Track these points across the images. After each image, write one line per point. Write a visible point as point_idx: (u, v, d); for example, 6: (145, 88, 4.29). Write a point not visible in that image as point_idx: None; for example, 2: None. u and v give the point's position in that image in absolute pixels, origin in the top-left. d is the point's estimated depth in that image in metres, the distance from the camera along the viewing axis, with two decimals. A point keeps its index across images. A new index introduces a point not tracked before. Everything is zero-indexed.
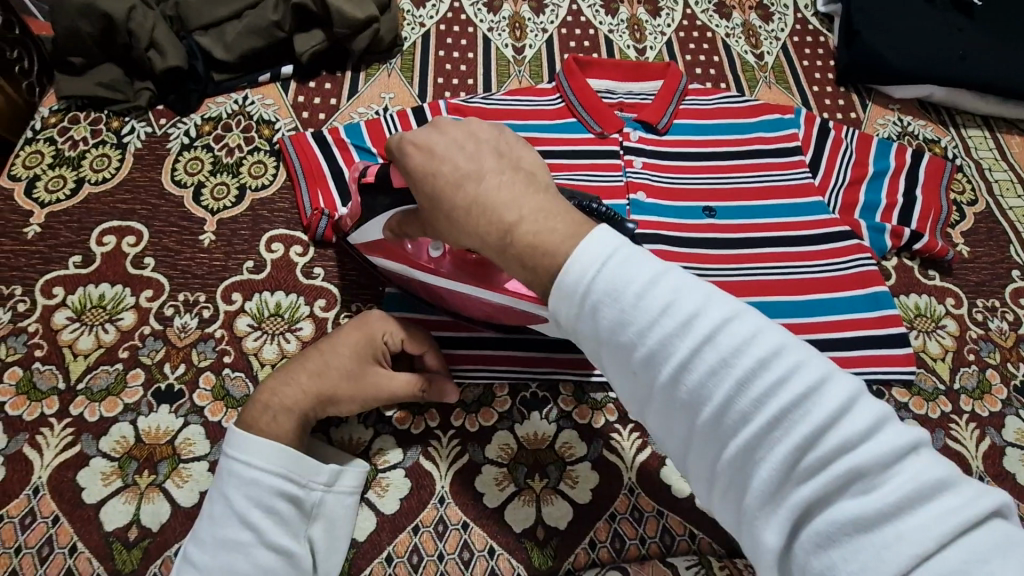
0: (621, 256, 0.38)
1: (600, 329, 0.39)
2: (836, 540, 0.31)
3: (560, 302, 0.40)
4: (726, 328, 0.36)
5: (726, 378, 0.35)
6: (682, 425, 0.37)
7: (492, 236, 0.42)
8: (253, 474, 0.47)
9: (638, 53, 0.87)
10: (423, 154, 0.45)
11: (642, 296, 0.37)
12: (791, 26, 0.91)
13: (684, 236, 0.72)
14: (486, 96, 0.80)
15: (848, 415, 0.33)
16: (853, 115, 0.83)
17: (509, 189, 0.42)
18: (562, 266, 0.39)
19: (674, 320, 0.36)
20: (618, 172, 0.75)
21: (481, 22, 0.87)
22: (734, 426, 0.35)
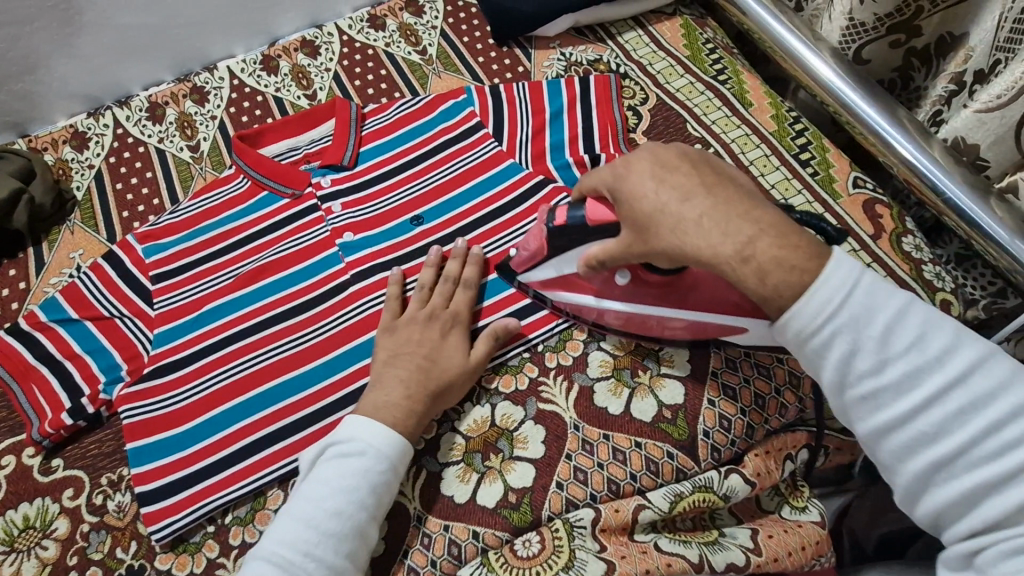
0: (864, 291, 0.44)
1: (829, 357, 0.45)
2: None
3: (792, 327, 0.45)
4: (976, 369, 0.42)
5: (972, 418, 0.41)
6: (898, 450, 0.44)
7: (727, 251, 0.45)
8: (375, 456, 0.55)
9: (310, 100, 0.88)
10: (656, 172, 0.49)
11: (892, 334, 0.43)
12: (443, 9, 0.94)
13: (401, 254, 0.74)
14: (174, 209, 0.78)
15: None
16: (521, 69, 0.87)
17: (734, 207, 0.46)
18: (798, 299, 0.44)
19: (924, 357, 0.43)
20: (322, 224, 0.76)
21: (150, 137, 0.86)
22: (971, 461, 0.41)
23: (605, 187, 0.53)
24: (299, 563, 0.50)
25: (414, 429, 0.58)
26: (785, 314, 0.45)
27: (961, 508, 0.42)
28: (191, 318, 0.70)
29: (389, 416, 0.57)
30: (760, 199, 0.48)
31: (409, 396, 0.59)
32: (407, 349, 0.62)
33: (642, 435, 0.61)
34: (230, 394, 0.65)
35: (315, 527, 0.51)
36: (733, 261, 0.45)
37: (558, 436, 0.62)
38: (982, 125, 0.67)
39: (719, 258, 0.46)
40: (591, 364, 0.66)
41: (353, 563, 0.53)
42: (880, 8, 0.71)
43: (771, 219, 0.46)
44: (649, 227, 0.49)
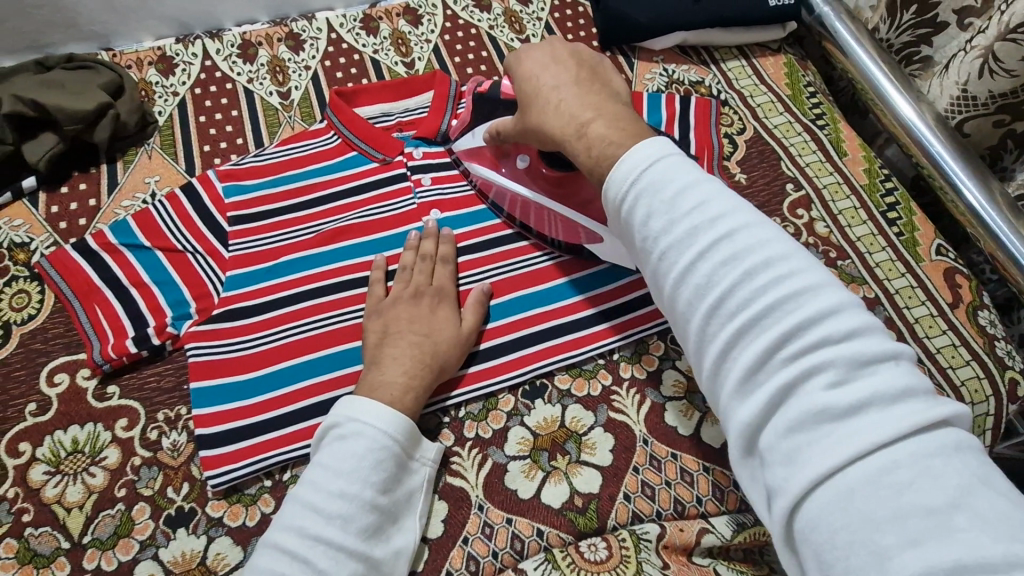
0: (664, 163, 0.46)
1: (637, 218, 0.46)
2: (804, 425, 0.36)
3: (615, 186, 0.47)
4: (744, 232, 0.41)
5: (733, 270, 0.40)
6: (686, 305, 0.43)
7: (569, 130, 0.55)
8: (375, 434, 0.52)
9: (407, 68, 0.87)
10: (537, 67, 0.61)
11: (678, 196, 0.44)
12: (550, 3, 0.93)
13: (488, 239, 0.72)
14: (258, 153, 0.77)
15: (828, 325, 0.37)
16: (622, 77, 0.87)
17: (588, 100, 0.56)
18: (618, 163, 0.48)
19: (703, 219, 0.42)
20: (408, 195, 0.75)
21: (239, 75, 0.84)
22: (731, 306, 0.40)
23: (511, 71, 0.65)
24: (307, 552, 0.47)
25: (411, 407, 0.56)
26: (615, 167, 0.48)
27: (726, 364, 0.40)
28: (266, 267, 0.69)
29: (385, 395, 0.55)
30: (620, 104, 0.56)
31: (406, 373, 0.58)
32: (397, 327, 0.61)
33: (710, 461, 0.62)
34: (300, 349, 0.64)
35: (319, 512, 0.48)
36: (572, 136, 0.55)
37: (627, 447, 0.62)
38: None
39: (565, 135, 0.56)
40: (665, 382, 0.66)
41: (367, 552, 0.49)
42: (996, 85, 0.71)
43: (620, 111, 0.55)
44: (528, 101, 0.60)
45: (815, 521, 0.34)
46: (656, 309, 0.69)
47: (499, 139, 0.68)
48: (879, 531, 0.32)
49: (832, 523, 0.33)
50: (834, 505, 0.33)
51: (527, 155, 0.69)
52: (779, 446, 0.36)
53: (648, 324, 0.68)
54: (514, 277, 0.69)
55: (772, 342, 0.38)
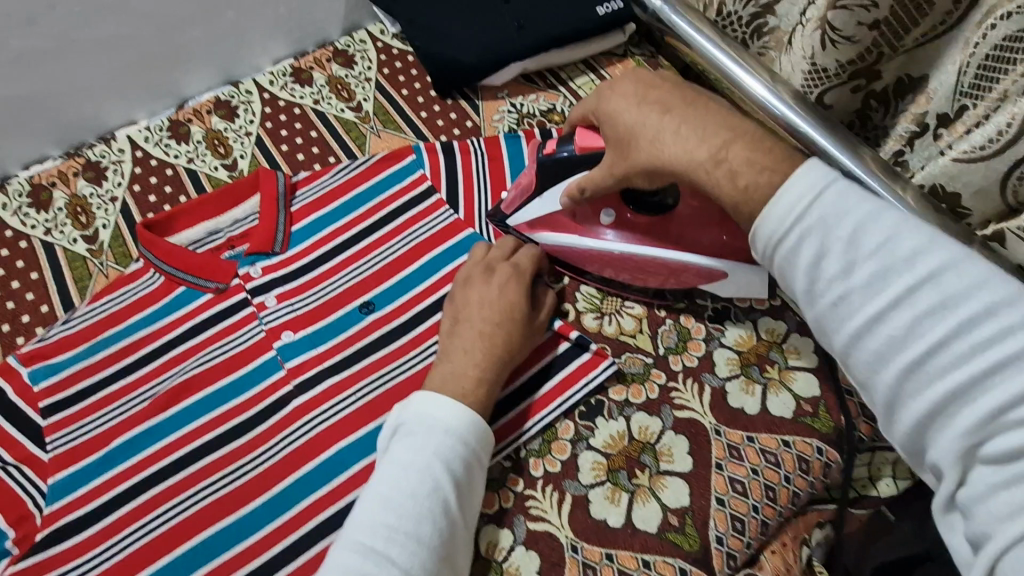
0: (832, 191, 0.44)
1: (801, 277, 0.45)
2: (1011, 467, 0.37)
3: (766, 225, 0.46)
4: (951, 273, 0.40)
5: (938, 322, 0.40)
6: (870, 361, 0.43)
7: (701, 155, 0.51)
8: (445, 431, 0.51)
9: (229, 171, 0.77)
10: (637, 91, 0.56)
11: (853, 240, 0.43)
12: (376, 59, 0.86)
13: (353, 351, 0.64)
14: (67, 319, 0.65)
15: (1015, 363, 0.37)
16: (468, 124, 0.81)
17: (703, 125, 0.52)
18: (766, 207, 0.46)
19: (899, 261, 0.41)
20: (254, 322, 0.65)
21: (34, 227, 0.72)
22: (939, 367, 0.39)
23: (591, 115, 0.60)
24: (383, 549, 0.46)
25: (483, 402, 0.55)
26: (758, 218, 0.47)
27: (933, 423, 0.40)
28: (96, 458, 0.58)
29: (457, 389, 0.54)
30: (742, 116, 0.53)
31: (478, 367, 0.56)
32: (468, 314, 0.60)
33: (649, 551, 0.54)
34: (151, 554, 0.55)
35: (394, 510, 0.47)
36: (708, 163, 0.50)
37: (555, 562, 0.54)
38: (964, 174, 0.62)
39: (694, 161, 0.51)
40: (583, 469, 0.58)
41: (440, 554, 0.47)
42: (842, 54, 0.67)
43: (746, 129, 0.51)
44: (628, 141, 0.55)
45: (1016, 567, 0.35)
46: (546, 394, 0.60)
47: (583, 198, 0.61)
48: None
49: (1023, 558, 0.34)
50: None
51: (611, 208, 0.62)
52: (981, 497, 0.38)
53: (549, 407, 0.60)
54: (364, 406, 0.61)
55: (991, 413, 0.38)
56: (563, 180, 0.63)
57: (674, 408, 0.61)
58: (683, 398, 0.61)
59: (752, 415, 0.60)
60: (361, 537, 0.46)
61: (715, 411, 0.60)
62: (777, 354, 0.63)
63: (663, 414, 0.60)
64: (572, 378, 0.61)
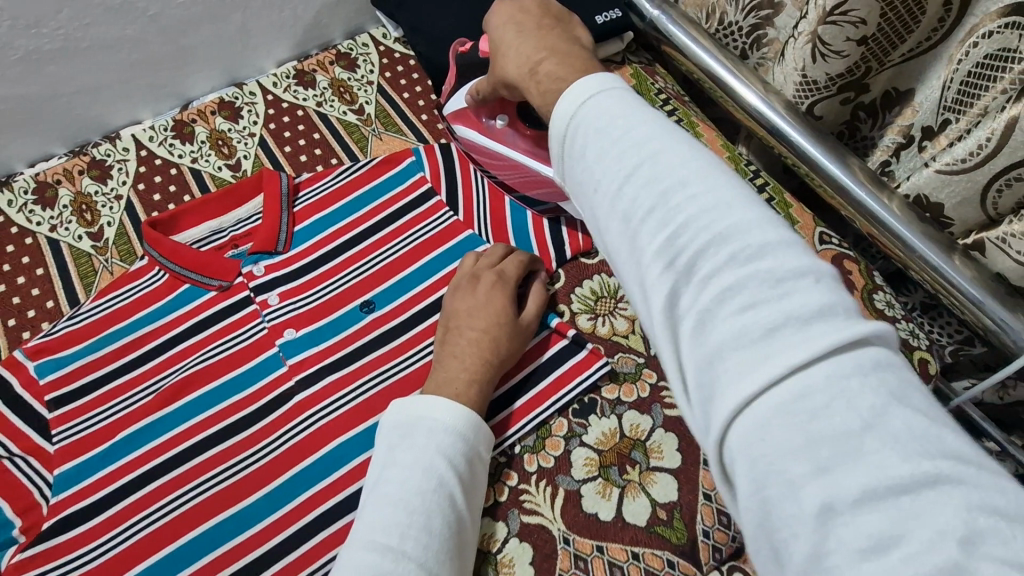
0: (622, 115, 0.38)
1: (575, 149, 0.39)
2: (740, 318, 0.29)
3: (566, 103, 0.40)
4: (692, 179, 0.34)
5: (654, 192, 0.34)
6: (630, 258, 0.35)
7: (520, 71, 0.49)
8: (444, 429, 0.53)
9: (233, 170, 0.79)
10: (503, 8, 0.53)
11: (625, 135, 0.37)
12: (378, 63, 0.88)
13: (354, 349, 0.66)
14: (73, 314, 0.66)
15: (746, 239, 0.31)
16: None
17: (542, 43, 0.49)
18: (563, 96, 0.41)
19: (634, 144, 0.36)
20: (257, 320, 0.67)
21: (39, 224, 0.73)
22: (661, 219, 0.33)
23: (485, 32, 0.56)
24: (398, 545, 0.46)
25: (474, 400, 0.57)
26: (556, 104, 0.41)
27: (658, 280, 0.32)
28: (101, 451, 0.60)
29: (448, 390, 0.56)
30: (580, 45, 0.49)
31: (467, 369, 0.58)
32: (458, 322, 0.62)
33: (638, 544, 0.56)
34: (154, 545, 0.57)
35: (404, 507, 0.48)
36: (524, 75, 0.48)
37: (548, 554, 0.56)
38: (946, 185, 0.65)
39: (520, 74, 0.49)
40: (576, 464, 0.60)
41: (450, 548, 0.48)
42: (832, 67, 0.70)
43: (579, 52, 0.47)
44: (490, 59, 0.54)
45: (748, 438, 0.27)
46: (522, 406, 0.62)
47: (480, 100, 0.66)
48: (790, 459, 0.26)
49: (758, 456, 0.26)
50: (760, 427, 0.27)
51: (505, 113, 0.69)
52: (701, 369, 0.30)
53: (543, 405, 0.62)
54: (364, 402, 0.63)
55: (696, 256, 0.31)
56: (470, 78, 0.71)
57: (664, 406, 0.63)
58: (673, 396, 0.63)
59: None
60: (371, 536, 0.47)
61: None
62: None
63: (654, 412, 0.63)
64: (565, 376, 0.64)
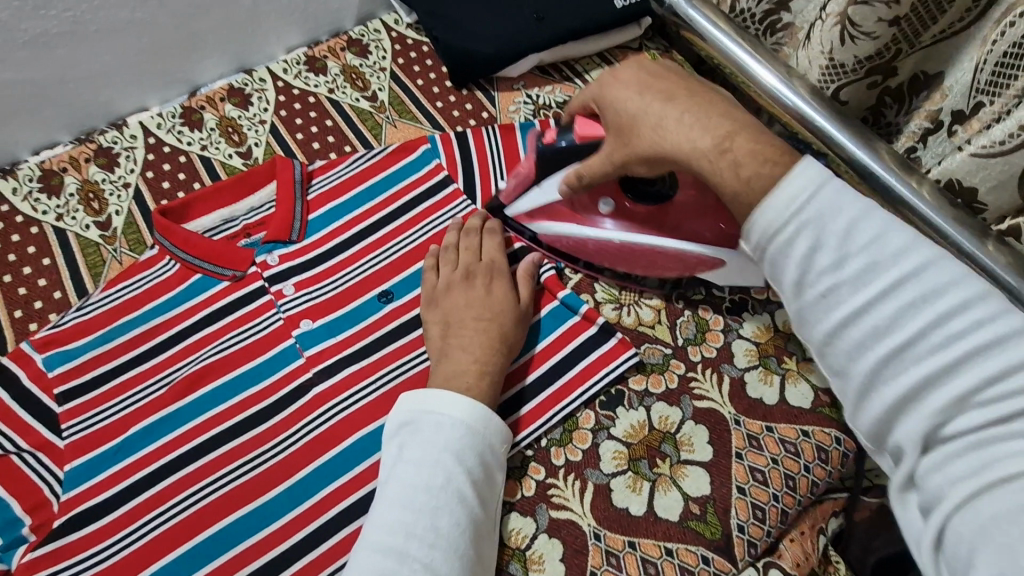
0: (828, 184, 0.40)
1: (790, 258, 0.41)
2: (979, 446, 0.36)
3: (768, 213, 0.41)
4: (927, 270, 0.38)
5: (892, 301, 0.38)
6: (852, 348, 0.40)
7: (703, 144, 0.47)
8: (454, 424, 0.51)
9: (244, 158, 0.76)
10: (635, 83, 0.53)
11: (849, 234, 0.39)
12: (390, 49, 0.86)
13: (373, 340, 0.64)
14: (82, 305, 0.64)
15: (1006, 350, 0.35)
16: (484, 115, 0.81)
17: (705, 116, 0.48)
18: (760, 202, 0.42)
19: (881, 255, 0.38)
20: (272, 310, 0.65)
21: (45, 213, 0.71)
22: (919, 353, 0.37)
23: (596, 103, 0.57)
24: (404, 545, 0.45)
25: (487, 392, 0.55)
26: (755, 208, 0.42)
27: (886, 363, 0.38)
28: (113, 445, 0.58)
29: (461, 383, 0.54)
30: (740, 107, 0.50)
31: (477, 360, 0.57)
32: (457, 316, 0.61)
33: (671, 539, 0.55)
34: (171, 541, 0.55)
35: (408, 505, 0.47)
36: (710, 153, 0.47)
37: (578, 550, 0.54)
38: (982, 169, 0.63)
39: (697, 150, 0.48)
40: (604, 458, 0.58)
41: (461, 546, 0.47)
42: (860, 50, 0.68)
43: (744, 121, 0.48)
44: (630, 128, 0.52)
45: (963, 534, 0.35)
46: (530, 410, 0.59)
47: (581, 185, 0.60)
48: (1003, 525, 0.33)
49: (977, 531, 0.34)
50: (988, 528, 0.34)
51: (609, 197, 0.62)
52: (945, 468, 0.37)
53: (569, 397, 0.60)
54: (384, 394, 0.61)
55: (938, 352, 0.37)
56: (554, 173, 0.63)
57: (693, 398, 0.61)
58: (703, 388, 0.62)
59: (771, 405, 0.61)
60: (376, 535, 0.46)
61: (734, 401, 0.61)
62: (795, 346, 0.64)
63: (683, 404, 0.61)
64: (592, 368, 0.61)
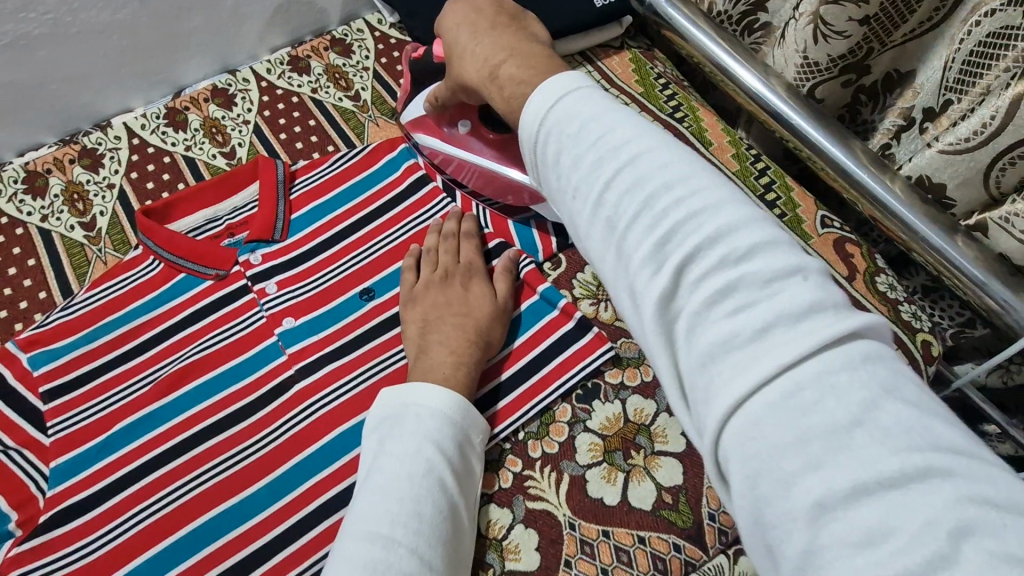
0: (576, 97, 0.39)
1: (547, 157, 0.39)
2: (723, 317, 0.29)
3: (529, 113, 0.40)
4: (660, 164, 0.34)
5: (636, 196, 0.34)
6: (604, 241, 0.35)
7: (481, 76, 0.50)
8: (432, 415, 0.53)
9: (228, 158, 0.77)
10: (454, 19, 0.55)
11: (585, 127, 0.37)
12: (374, 49, 0.87)
13: (354, 336, 0.65)
14: (67, 304, 0.65)
15: (732, 238, 0.31)
16: None
17: (506, 44, 0.50)
18: (527, 104, 0.41)
19: (608, 150, 0.36)
20: (256, 309, 0.66)
21: (30, 214, 0.72)
22: (648, 230, 0.33)
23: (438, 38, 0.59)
24: (389, 532, 0.45)
25: (464, 382, 0.57)
26: (526, 105, 0.41)
27: (636, 282, 0.33)
28: (98, 443, 0.59)
29: (437, 375, 0.56)
30: (540, 45, 0.50)
31: (453, 352, 0.58)
32: (436, 313, 0.62)
33: (644, 528, 0.56)
34: (156, 536, 0.56)
35: (394, 493, 0.47)
36: (488, 83, 0.49)
37: (553, 539, 0.56)
38: (950, 165, 0.65)
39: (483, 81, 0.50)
40: (580, 450, 0.60)
41: (441, 532, 0.48)
42: (834, 48, 0.69)
43: (537, 53, 0.48)
44: (450, 62, 0.56)
45: (736, 443, 0.27)
46: (507, 404, 0.61)
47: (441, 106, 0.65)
48: (779, 454, 0.26)
49: (748, 448, 0.27)
50: (760, 417, 0.27)
51: (467, 119, 0.67)
52: (697, 371, 0.30)
53: (547, 390, 0.62)
54: (365, 390, 0.62)
55: (686, 259, 0.31)
56: (428, 85, 0.70)
57: (668, 390, 0.62)
58: None
59: None
60: (362, 523, 0.46)
61: None
62: None
63: (658, 397, 0.62)
64: (570, 361, 0.63)
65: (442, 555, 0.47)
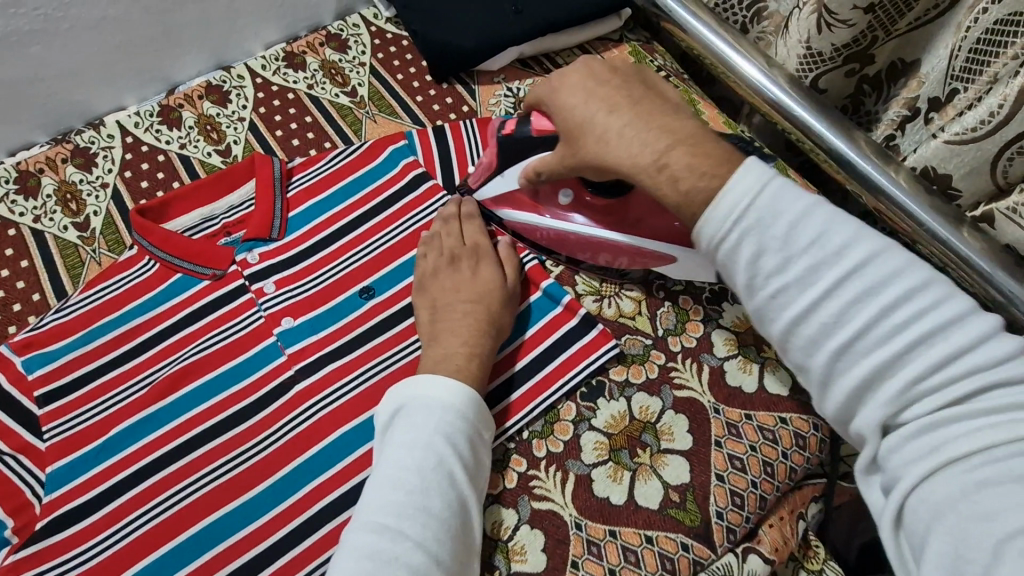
0: (771, 185, 0.43)
1: (741, 252, 0.44)
2: (943, 425, 0.37)
3: (710, 220, 0.44)
4: (875, 262, 0.40)
5: (866, 309, 0.40)
6: (806, 348, 0.43)
7: (645, 160, 0.48)
8: (444, 407, 0.51)
9: (223, 156, 0.76)
10: (576, 99, 0.53)
11: (794, 228, 0.42)
12: (369, 43, 0.85)
13: (354, 335, 0.64)
14: (60, 307, 0.63)
15: (935, 307, 0.39)
16: (465, 109, 0.81)
17: (646, 120, 0.49)
18: (709, 201, 0.45)
19: (825, 251, 0.41)
20: (253, 308, 0.65)
21: (22, 215, 0.70)
22: (870, 350, 0.40)
23: (543, 102, 0.57)
24: (396, 525, 0.45)
25: (477, 374, 0.56)
26: (704, 211, 0.45)
27: (841, 346, 0.41)
28: (95, 446, 0.58)
29: (450, 366, 0.55)
30: (685, 116, 0.50)
31: (466, 342, 0.57)
32: (446, 299, 0.61)
33: (651, 527, 0.55)
34: (155, 540, 0.55)
35: (400, 486, 0.47)
36: (652, 169, 0.48)
37: (559, 540, 0.55)
38: (955, 156, 0.64)
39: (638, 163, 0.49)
40: (585, 448, 0.59)
41: (450, 526, 0.47)
42: (836, 38, 0.68)
43: (694, 127, 0.49)
44: (577, 136, 0.53)
45: (926, 505, 0.37)
46: (519, 397, 0.60)
47: (541, 180, 0.61)
48: (959, 499, 0.35)
49: (935, 504, 0.36)
50: (949, 500, 0.35)
51: (569, 188, 0.64)
52: (905, 451, 0.39)
53: (551, 388, 0.60)
54: (365, 390, 0.61)
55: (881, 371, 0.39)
56: (515, 162, 0.64)
57: (673, 388, 0.61)
58: (682, 377, 0.62)
59: (750, 393, 0.62)
60: (369, 515, 0.46)
61: (713, 389, 0.62)
62: None
63: (664, 394, 0.61)
64: (573, 359, 0.62)
65: (451, 549, 0.46)
